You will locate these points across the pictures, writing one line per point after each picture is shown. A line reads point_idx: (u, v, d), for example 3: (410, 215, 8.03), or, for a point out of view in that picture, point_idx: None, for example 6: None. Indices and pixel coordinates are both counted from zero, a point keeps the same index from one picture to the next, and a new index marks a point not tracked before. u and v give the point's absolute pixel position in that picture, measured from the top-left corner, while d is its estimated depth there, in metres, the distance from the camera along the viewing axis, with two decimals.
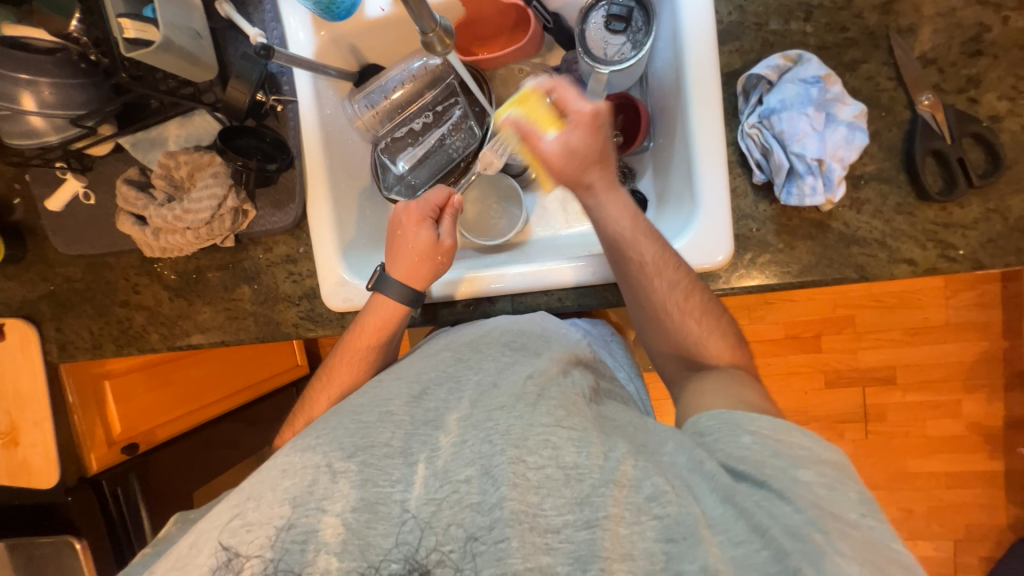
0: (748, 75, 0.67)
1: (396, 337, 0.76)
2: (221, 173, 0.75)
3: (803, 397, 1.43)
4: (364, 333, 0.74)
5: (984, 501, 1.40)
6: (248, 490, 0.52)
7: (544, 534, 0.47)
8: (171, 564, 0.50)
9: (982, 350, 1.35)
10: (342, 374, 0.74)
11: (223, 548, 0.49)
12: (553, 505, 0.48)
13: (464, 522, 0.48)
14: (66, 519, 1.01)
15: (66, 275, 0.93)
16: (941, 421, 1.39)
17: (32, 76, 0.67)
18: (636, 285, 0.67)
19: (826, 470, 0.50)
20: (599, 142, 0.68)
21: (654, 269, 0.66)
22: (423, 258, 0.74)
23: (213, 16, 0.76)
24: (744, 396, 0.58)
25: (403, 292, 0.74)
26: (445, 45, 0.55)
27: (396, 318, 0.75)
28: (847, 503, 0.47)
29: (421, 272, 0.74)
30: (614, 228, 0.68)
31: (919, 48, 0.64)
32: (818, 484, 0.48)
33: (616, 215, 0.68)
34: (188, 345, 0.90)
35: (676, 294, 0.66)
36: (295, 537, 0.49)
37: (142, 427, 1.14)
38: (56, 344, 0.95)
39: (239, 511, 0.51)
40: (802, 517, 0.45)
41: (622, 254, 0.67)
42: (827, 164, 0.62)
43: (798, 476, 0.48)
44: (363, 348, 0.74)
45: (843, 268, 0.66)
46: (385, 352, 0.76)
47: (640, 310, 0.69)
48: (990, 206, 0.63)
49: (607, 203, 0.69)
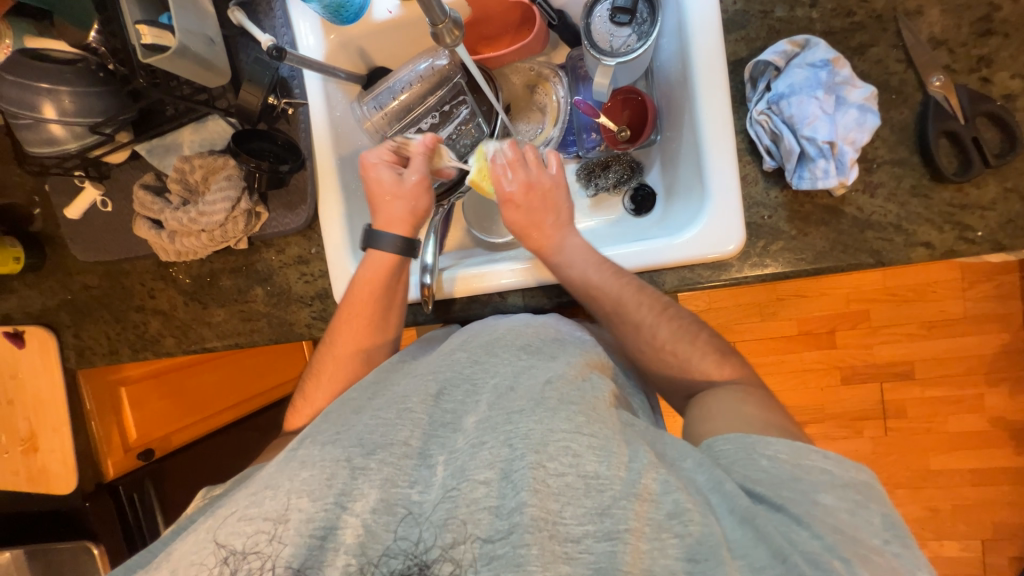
0: (756, 61, 0.67)
1: (398, 296, 0.76)
2: (234, 175, 0.77)
3: (819, 394, 1.40)
4: (362, 298, 0.74)
5: (1011, 498, 1.36)
6: (267, 479, 0.53)
7: (563, 543, 0.46)
8: (183, 552, 0.51)
9: (1002, 341, 1.32)
10: (349, 330, 0.74)
11: (221, 546, 0.49)
12: (572, 514, 0.47)
13: (481, 524, 0.48)
14: (87, 526, 1.02)
15: (83, 282, 0.95)
16: (962, 416, 1.36)
17: (53, 85, 0.70)
18: (616, 329, 0.70)
19: (847, 493, 0.49)
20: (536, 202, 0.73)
21: (632, 303, 0.67)
22: (398, 200, 0.76)
23: (227, 25, 0.79)
24: (755, 413, 0.58)
25: (399, 243, 0.75)
26: (454, 37, 0.56)
27: (392, 269, 0.75)
28: (873, 525, 0.47)
29: (401, 215, 0.76)
30: (579, 275, 0.70)
31: (928, 30, 0.64)
32: (840, 509, 0.48)
33: (582, 263, 0.70)
34: (203, 349, 0.91)
35: (660, 321, 0.67)
36: (314, 531, 0.49)
37: (157, 433, 1.16)
38: (74, 350, 0.96)
39: (255, 498, 0.51)
40: (820, 543, 0.45)
41: (592, 303, 0.69)
42: (839, 147, 0.62)
43: (817, 501, 0.48)
44: (365, 312, 0.74)
45: (858, 254, 0.65)
46: (386, 310, 0.75)
47: (636, 345, 0.69)
48: (1008, 185, 0.62)
49: (568, 257, 0.71)
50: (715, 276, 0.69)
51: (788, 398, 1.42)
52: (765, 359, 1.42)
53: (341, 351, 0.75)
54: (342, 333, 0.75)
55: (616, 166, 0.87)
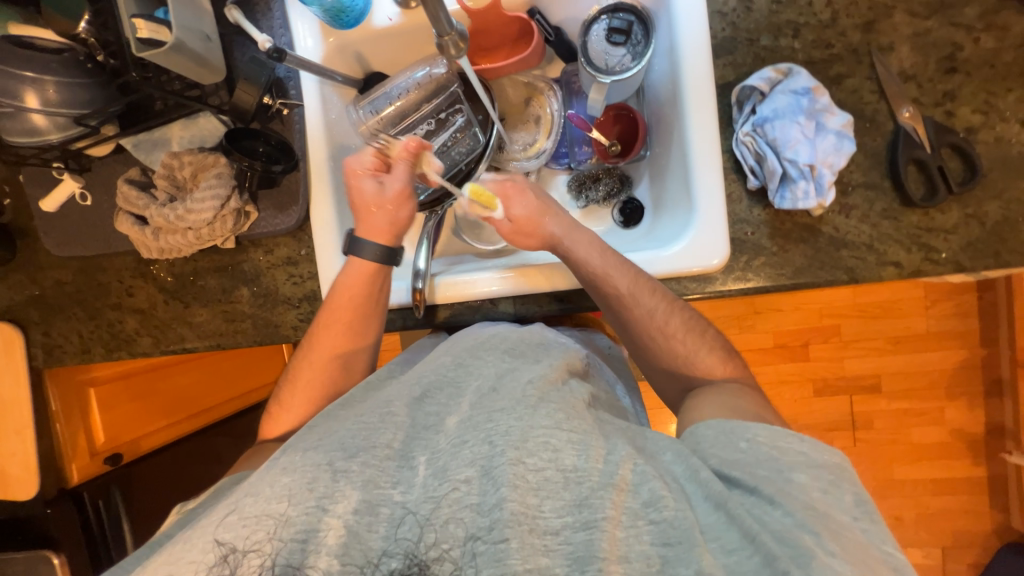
0: (742, 86, 0.70)
1: (379, 304, 0.76)
2: (225, 173, 0.76)
3: (793, 405, 1.45)
4: (341, 306, 0.74)
5: (969, 507, 1.43)
6: (246, 487, 0.52)
7: (543, 535, 0.47)
8: (164, 559, 0.49)
9: (961, 358, 1.40)
10: (328, 336, 0.74)
11: (220, 543, 0.48)
12: (552, 507, 0.48)
13: (463, 523, 0.48)
14: (46, 532, 0.96)
15: (56, 278, 0.91)
16: (925, 428, 1.43)
17: (39, 74, 0.68)
18: (619, 316, 0.70)
19: (823, 475, 0.51)
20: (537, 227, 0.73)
21: (633, 300, 0.68)
22: (377, 209, 0.74)
23: (224, 23, 0.78)
24: (738, 406, 0.60)
25: (378, 252, 0.74)
26: (459, 48, 0.58)
27: (374, 277, 0.74)
28: (846, 503, 0.49)
29: (382, 225, 0.74)
30: (586, 266, 0.70)
31: (899, 64, 0.69)
32: (813, 487, 0.50)
33: (588, 254, 0.70)
34: (182, 349, 0.88)
35: (658, 319, 0.68)
36: (295, 535, 0.48)
37: (127, 437, 1.11)
38: (42, 348, 0.92)
39: (235, 506, 0.50)
40: (791, 521, 0.46)
41: (598, 289, 0.69)
42: (818, 170, 0.66)
43: (793, 477, 0.50)
44: (342, 319, 0.74)
45: (834, 271, 0.69)
46: (366, 318, 0.75)
47: (631, 336, 0.70)
48: (969, 212, 0.67)
49: (573, 249, 0.71)
50: (700, 288, 0.72)
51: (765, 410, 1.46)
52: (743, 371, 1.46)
53: (318, 356, 0.74)
54: (320, 338, 0.74)
55: (606, 179, 0.89)
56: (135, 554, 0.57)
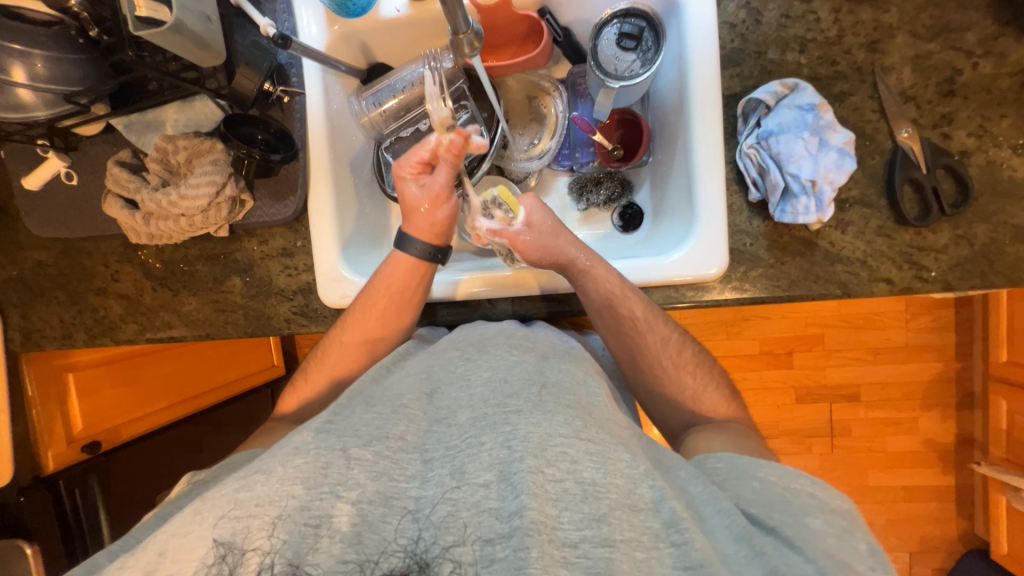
0: (748, 99, 0.71)
1: (415, 301, 0.75)
2: (221, 160, 0.74)
3: (776, 411, 1.49)
4: (377, 299, 0.73)
5: (937, 514, 1.49)
6: (258, 463, 0.51)
7: (561, 547, 0.46)
8: (171, 531, 0.48)
9: (937, 370, 1.44)
10: (364, 324, 0.74)
11: (218, 543, 0.46)
12: (570, 519, 0.48)
13: (482, 526, 0.48)
14: (18, 522, 0.93)
15: (36, 259, 0.88)
16: (899, 437, 1.47)
17: (26, 47, 0.64)
18: (629, 340, 0.70)
19: (834, 520, 0.52)
20: (552, 247, 0.72)
21: (647, 326, 0.69)
22: (428, 210, 0.74)
23: (224, 4, 0.76)
24: (742, 444, 0.62)
25: (424, 248, 0.74)
26: (473, 48, 0.58)
27: (419, 276, 0.74)
28: (859, 551, 0.50)
29: (426, 223, 0.75)
30: (603, 288, 0.69)
31: (901, 85, 0.70)
32: (828, 533, 0.51)
33: (606, 277, 0.69)
34: (168, 337, 0.86)
35: (667, 349, 0.70)
36: (308, 518, 0.47)
37: (106, 424, 1.07)
38: (19, 332, 0.89)
39: (246, 483, 0.49)
40: (813, 567, 0.47)
41: (614, 311, 0.69)
42: (819, 185, 0.67)
43: (809, 523, 0.51)
44: (378, 307, 0.73)
45: (828, 285, 0.70)
46: (402, 313, 0.75)
47: (633, 361, 0.71)
48: (958, 232, 0.69)
49: (591, 274, 0.70)
50: (697, 296, 0.73)
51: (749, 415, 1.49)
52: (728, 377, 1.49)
53: (350, 341, 0.74)
54: (351, 325, 0.74)
55: (608, 183, 0.90)
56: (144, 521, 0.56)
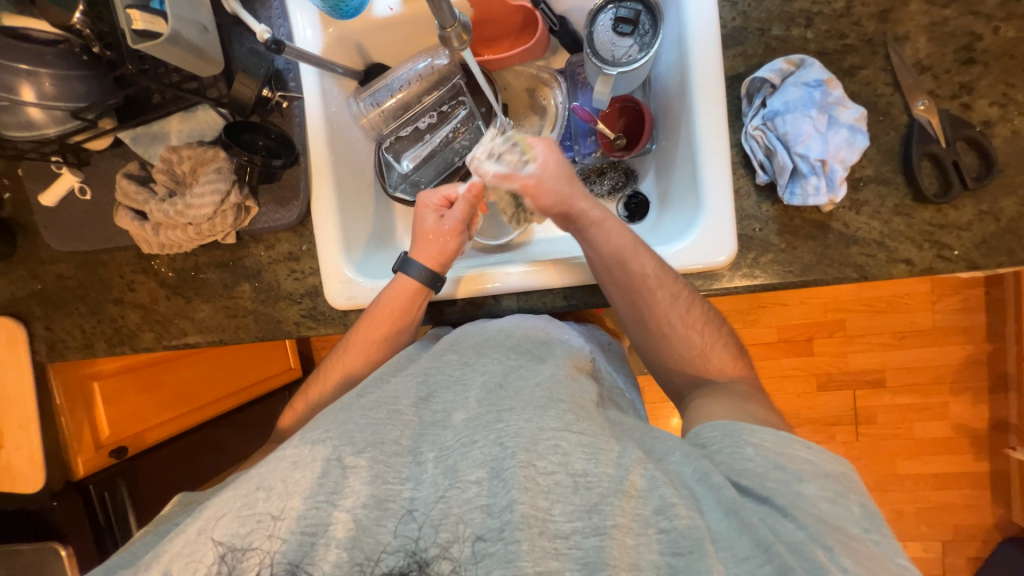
0: (753, 78, 0.69)
1: (413, 323, 0.76)
2: (225, 168, 0.75)
3: (796, 400, 1.45)
4: (377, 321, 0.74)
5: (971, 501, 1.43)
6: (257, 479, 0.51)
7: (552, 539, 0.46)
8: (178, 549, 0.49)
9: (967, 353, 1.38)
10: (364, 347, 0.74)
11: (220, 543, 0.48)
12: (562, 511, 0.47)
13: (473, 523, 0.48)
14: (53, 525, 0.97)
15: (58, 272, 0.90)
16: (929, 423, 1.42)
17: (33, 66, 0.66)
18: (640, 297, 0.68)
19: (828, 483, 0.50)
20: (565, 195, 0.70)
21: (656, 282, 0.67)
22: (437, 240, 0.75)
23: (220, 12, 0.76)
24: (747, 409, 0.59)
25: (425, 274, 0.74)
26: (462, 41, 0.57)
27: (416, 299, 0.75)
28: (853, 513, 0.49)
29: (432, 252, 0.75)
30: (609, 244, 0.68)
31: (915, 56, 0.67)
32: (823, 498, 0.49)
33: (611, 233, 0.69)
34: (183, 344, 0.88)
35: (677, 307, 0.67)
36: (305, 528, 0.48)
37: (132, 430, 1.11)
38: (45, 343, 0.93)
39: (249, 500, 0.50)
40: (805, 534, 0.45)
41: (621, 266, 0.68)
42: (829, 165, 0.64)
43: (802, 490, 0.49)
44: (379, 329, 0.74)
45: (843, 268, 0.68)
46: (401, 336, 0.75)
47: (644, 322, 0.69)
48: (982, 208, 0.65)
49: (597, 229, 0.69)
50: (707, 285, 0.71)
51: (768, 404, 1.46)
52: None
53: (349, 362, 0.74)
54: (353, 347, 0.74)
55: (611, 173, 0.88)
56: (144, 541, 0.58)
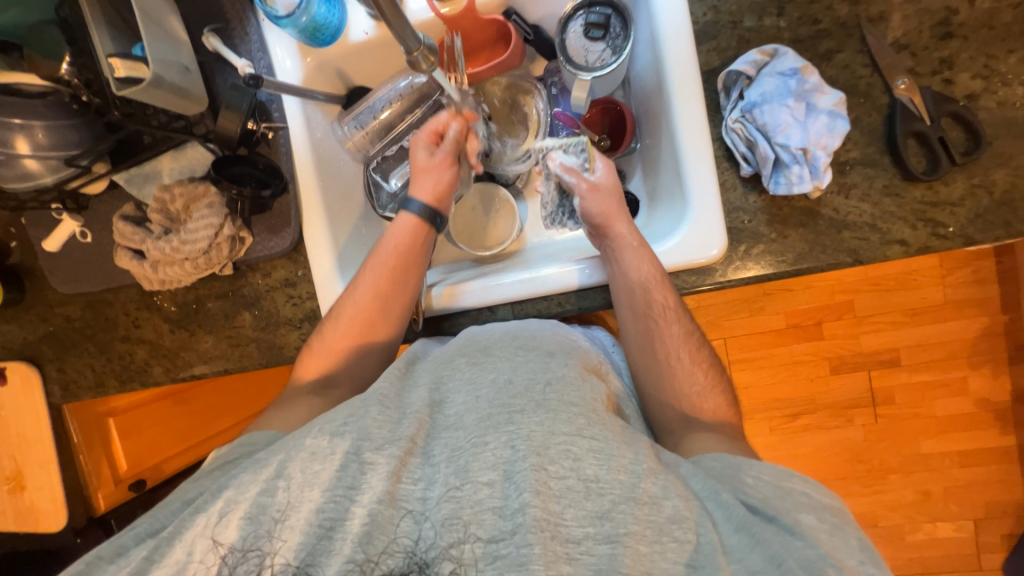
0: (728, 71, 0.68)
1: (420, 262, 0.76)
2: (216, 203, 0.77)
3: (809, 385, 1.43)
4: (384, 258, 0.74)
5: (999, 477, 1.39)
6: (277, 465, 0.52)
7: (565, 543, 0.46)
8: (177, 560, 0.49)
9: (982, 326, 1.35)
10: (368, 292, 0.73)
11: (222, 545, 0.49)
12: (574, 515, 0.47)
13: (484, 524, 0.48)
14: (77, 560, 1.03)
15: (65, 314, 0.92)
16: (949, 400, 1.39)
17: (26, 120, 0.69)
18: (654, 330, 0.68)
19: (827, 516, 0.50)
20: (613, 212, 0.72)
21: (674, 316, 0.68)
22: (430, 174, 0.77)
23: (202, 51, 0.78)
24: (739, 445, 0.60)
25: (425, 210, 0.77)
26: (430, 63, 0.58)
27: (419, 233, 0.76)
28: (851, 546, 0.48)
29: (429, 187, 0.77)
30: (638, 272, 0.68)
31: (891, 35, 0.66)
32: (822, 529, 0.48)
33: (640, 259, 0.69)
34: (190, 375, 0.90)
35: (687, 343, 0.68)
36: (323, 521, 0.49)
37: (149, 462, 1.17)
38: (58, 385, 0.93)
39: (269, 487, 0.50)
40: (815, 552, 0.45)
41: (644, 296, 0.68)
42: (812, 152, 0.64)
43: (801, 518, 0.49)
44: (385, 268, 0.74)
45: (837, 253, 0.67)
46: (407, 279, 0.75)
47: (650, 355, 0.69)
48: (975, 181, 0.64)
49: (627, 253, 0.69)
50: (700, 281, 0.71)
51: (780, 392, 1.44)
52: (753, 355, 1.44)
53: (355, 311, 0.73)
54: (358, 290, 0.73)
55: None
56: None
